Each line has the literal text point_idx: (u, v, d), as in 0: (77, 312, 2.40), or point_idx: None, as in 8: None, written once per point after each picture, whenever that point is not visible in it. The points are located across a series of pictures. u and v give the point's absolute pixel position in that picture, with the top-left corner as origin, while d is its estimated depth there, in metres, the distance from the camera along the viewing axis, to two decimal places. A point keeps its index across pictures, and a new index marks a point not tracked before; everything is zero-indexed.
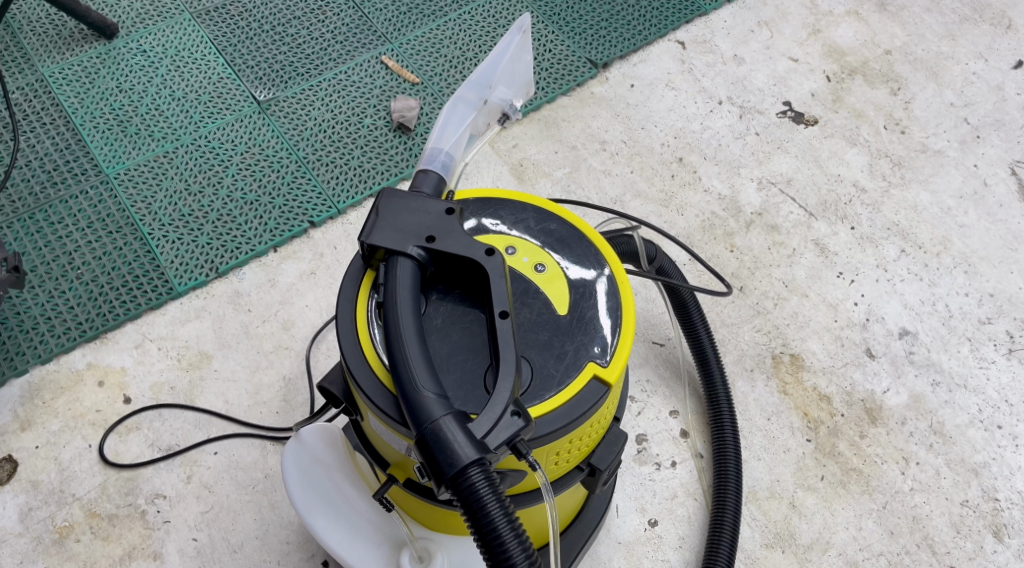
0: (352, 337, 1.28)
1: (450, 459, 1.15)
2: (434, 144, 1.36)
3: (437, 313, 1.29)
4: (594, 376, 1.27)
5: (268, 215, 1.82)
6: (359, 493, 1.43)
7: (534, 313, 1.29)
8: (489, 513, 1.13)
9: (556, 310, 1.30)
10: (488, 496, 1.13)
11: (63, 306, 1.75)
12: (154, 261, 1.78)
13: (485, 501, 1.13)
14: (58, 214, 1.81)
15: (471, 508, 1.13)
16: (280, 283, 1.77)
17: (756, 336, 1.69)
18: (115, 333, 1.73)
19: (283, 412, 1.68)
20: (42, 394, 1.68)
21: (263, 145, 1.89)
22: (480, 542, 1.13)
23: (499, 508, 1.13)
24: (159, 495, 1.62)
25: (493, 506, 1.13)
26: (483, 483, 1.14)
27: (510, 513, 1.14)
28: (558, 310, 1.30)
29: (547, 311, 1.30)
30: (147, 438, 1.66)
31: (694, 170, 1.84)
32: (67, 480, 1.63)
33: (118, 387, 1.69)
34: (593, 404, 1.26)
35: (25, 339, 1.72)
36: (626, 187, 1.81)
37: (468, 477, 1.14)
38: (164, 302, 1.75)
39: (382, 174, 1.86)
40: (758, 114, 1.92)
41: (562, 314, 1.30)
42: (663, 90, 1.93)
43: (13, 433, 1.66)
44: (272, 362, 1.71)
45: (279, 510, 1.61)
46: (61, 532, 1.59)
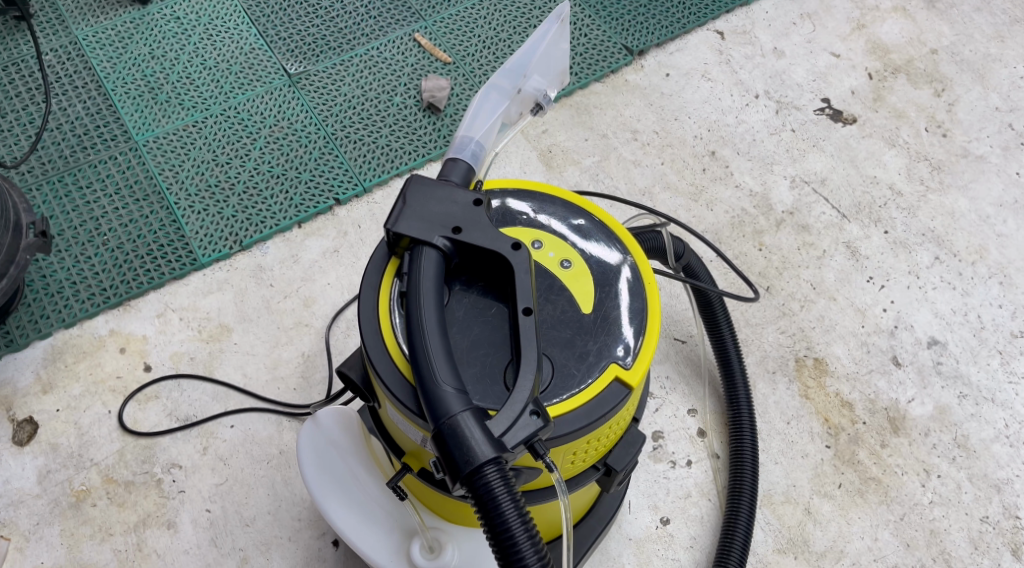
0: (373, 325, 1.28)
1: (467, 457, 1.14)
2: (464, 133, 1.35)
3: (460, 305, 1.27)
4: (616, 378, 1.25)
5: (294, 191, 1.81)
6: (372, 479, 1.47)
7: (556, 310, 1.28)
8: (503, 513, 1.12)
9: (580, 307, 1.28)
10: (503, 495, 1.12)
11: (89, 271, 1.75)
12: (179, 231, 1.78)
13: (499, 500, 1.12)
14: (86, 178, 1.81)
15: (486, 508, 1.12)
16: (303, 260, 1.76)
17: (781, 338, 1.66)
18: (138, 302, 1.74)
19: (300, 389, 1.68)
20: (65, 358, 1.71)
21: (291, 119, 1.87)
22: (493, 542, 1.12)
23: (514, 508, 1.12)
24: (175, 464, 1.64)
25: (510, 510, 1.12)
26: (499, 482, 1.13)
27: (525, 515, 1.12)
28: (582, 308, 1.28)
29: (571, 308, 1.28)
30: (165, 407, 1.68)
31: (726, 165, 1.80)
32: (86, 445, 1.65)
33: (139, 355, 1.71)
34: (614, 406, 1.25)
35: (51, 302, 1.74)
36: (656, 178, 1.78)
37: (484, 475, 1.13)
38: (187, 272, 1.75)
39: (410, 155, 1.84)
40: (796, 109, 1.87)
41: (586, 312, 1.28)
42: (699, 81, 1.88)
43: (35, 395, 1.68)
44: (291, 339, 1.71)
45: (292, 487, 1.63)
46: (78, 496, 1.62)
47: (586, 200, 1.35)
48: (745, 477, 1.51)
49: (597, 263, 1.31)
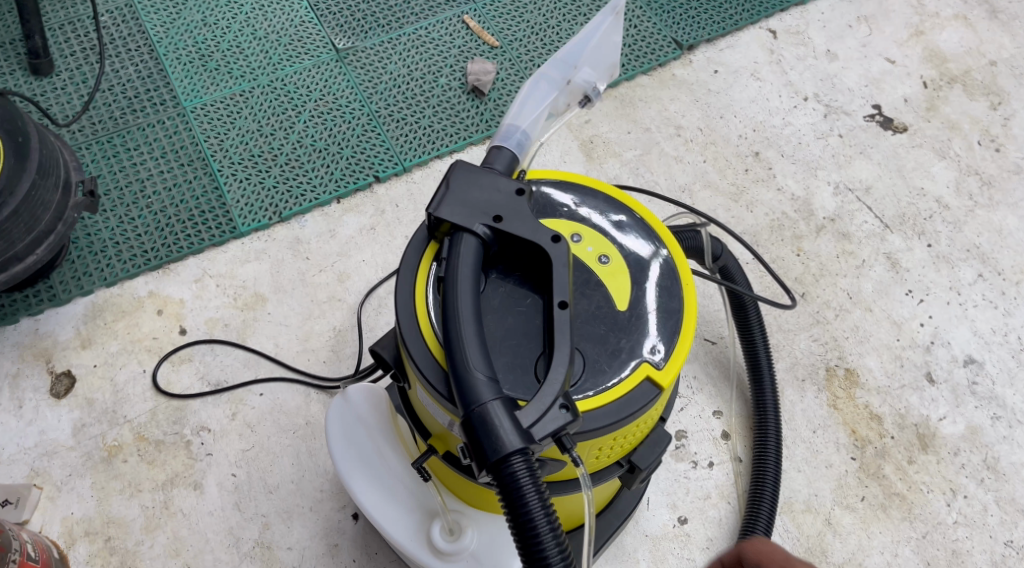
0: (408, 308, 1.28)
1: (495, 446, 1.14)
2: (511, 121, 1.34)
3: (496, 293, 1.27)
4: (648, 377, 1.25)
5: (334, 166, 1.82)
6: (398, 457, 1.49)
7: (591, 304, 1.27)
8: (527, 504, 1.12)
9: (615, 304, 1.27)
10: (528, 486, 1.13)
11: (132, 232, 1.78)
12: (221, 199, 1.80)
13: (524, 491, 1.13)
14: (133, 141, 1.84)
15: (511, 498, 1.13)
16: (340, 235, 1.77)
17: (812, 346, 1.64)
18: (178, 266, 1.76)
19: (329, 361, 1.70)
20: (104, 316, 1.74)
21: (337, 94, 1.88)
22: (516, 532, 1.13)
23: (538, 500, 1.13)
24: (204, 428, 1.67)
25: (535, 502, 1.13)
26: (525, 474, 1.13)
27: (548, 507, 1.13)
28: (618, 305, 1.27)
29: (606, 304, 1.27)
30: (197, 371, 1.71)
31: (769, 167, 1.77)
32: (120, 402, 1.69)
33: (176, 318, 1.74)
34: (643, 405, 1.24)
35: (94, 261, 1.77)
36: (697, 176, 1.75)
37: (510, 465, 1.14)
38: (226, 240, 1.77)
39: (451, 138, 1.84)
40: (845, 115, 1.83)
41: (621, 309, 1.27)
42: (747, 80, 1.85)
43: (74, 350, 1.72)
44: (324, 312, 1.73)
45: (317, 458, 1.66)
46: (110, 451, 1.66)
47: (629, 197, 1.34)
48: (767, 485, 1.50)
49: (635, 260, 1.30)
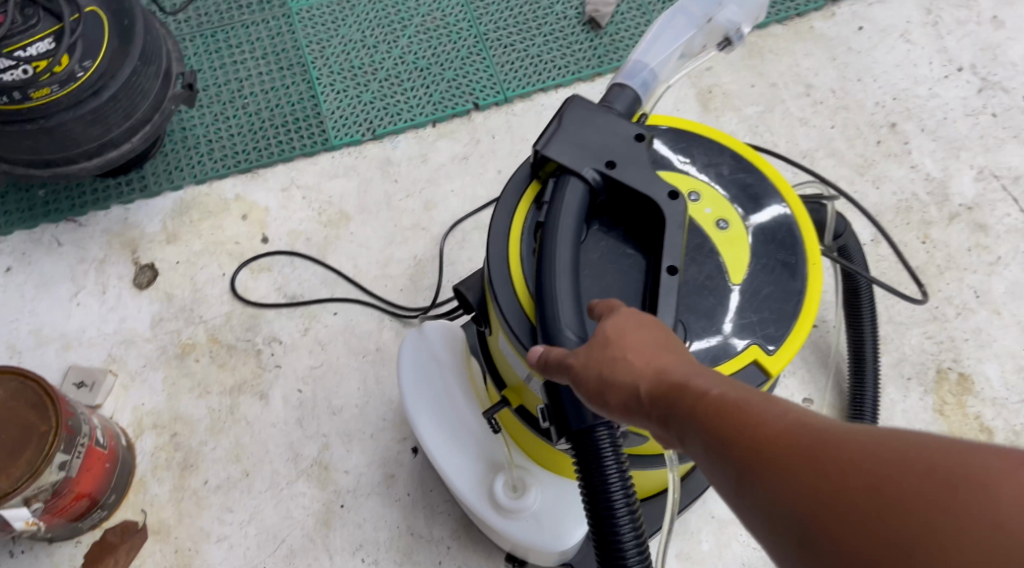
0: (501, 250, 1.22)
1: (580, 413, 1.10)
2: (639, 57, 1.27)
3: (597, 247, 1.21)
4: (755, 361, 1.17)
5: (434, 87, 1.76)
6: (468, 403, 1.44)
7: (702, 275, 1.20)
8: (606, 476, 1.10)
9: (729, 277, 1.20)
10: (609, 458, 1.10)
11: (225, 132, 1.74)
12: (317, 108, 1.74)
13: (604, 462, 1.10)
14: (237, 38, 1.79)
15: (589, 468, 1.10)
16: (431, 161, 1.71)
17: (925, 343, 1.50)
18: (266, 171, 1.72)
19: (407, 291, 1.65)
20: (191, 214, 1.71)
21: (446, 12, 1.81)
22: (589, 501, 1.11)
23: (617, 473, 1.10)
24: (276, 339, 1.64)
25: (614, 474, 1.10)
26: (607, 445, 1.10)
27: (627, 481, 1.10)
28: (731, 278, 1.20)
29: (719, 275, 1.20)
30: (275, 281, 1.67)
31: (905, 141, 1.64)
32: (198, 301, 1.66)
33: (259, 225, 1.69)
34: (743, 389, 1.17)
35: (186, 157, 1.74)
36: (821, 142, 1.63)
37: (593, 434, 1.10)
38: (317, 152, 1.72)
39: (559, 71, 1.77)
40: (1001, 92, 1.67)
41: (734, 283, 1.20)
42: (896, 41, 1.71)
43: (159, 244, 1.69)
44: (407, 240, 1.67)
45: (384, 385, 1.61)
46: (184, 349, 1.64)
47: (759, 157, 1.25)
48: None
49: (757, 229, 1.22)
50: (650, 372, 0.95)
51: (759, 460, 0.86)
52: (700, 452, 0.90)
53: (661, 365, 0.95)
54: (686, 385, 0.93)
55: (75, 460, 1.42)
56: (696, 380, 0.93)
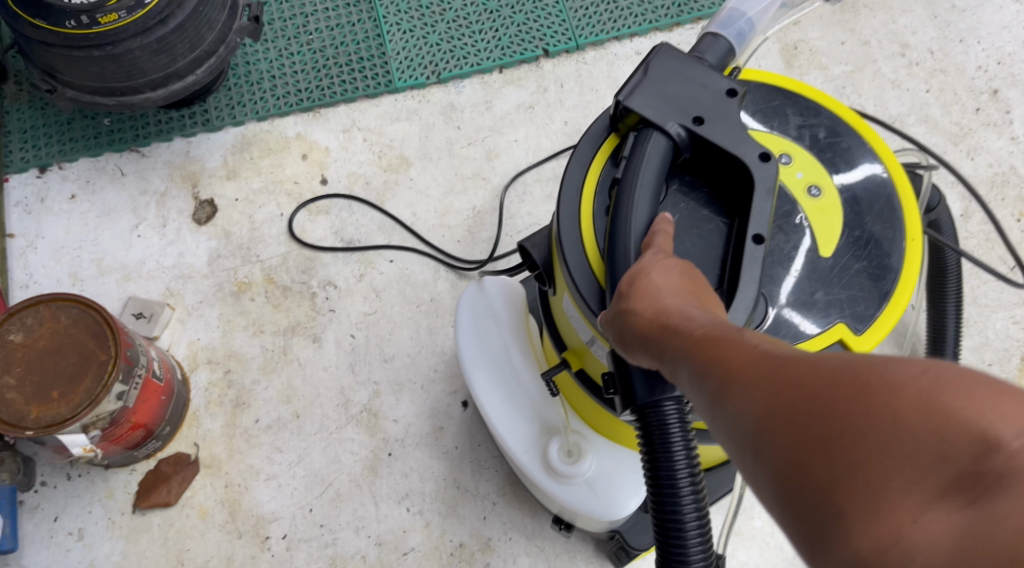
0: (572, 207, 1.17)
1: (649, 385, 1.06)
2: (735, 6, 1.21)
3: (676, 211, 1.16)
4: (840, 340, 1.13)
5: (503, 31, 1.69)
6: (525, 361, 1.40)
7: (791, 246, 1.15)
8: (670, 452, 1.05)
9: (818, 249, 1.15)
10: (675, 433, 1.05)
11: (289, 69, 1.70)
12: (382, 48, 1.69)
13: (670, 436, 1.05)
14: None
15: (653, 442, 1.06)
16: (495, 109, 1.66)
17: (1011, 328, 1.43)
18: (328, 111, 1.68)
19: (464, 243, 1.61)
20: (251, 150, 1.68)
21: None
22: (650, 477, 1.06)
23: (683, 449, 1.05)
24: (331, 283, 1.61)
25: (679, 450, 1.05)
26: (674, 419, 1.05)
27: (693, 460, 1.05)
28: (820, 250, 1.15)
29: (807, 247, 1.15)
30: (333, 224, 1.64)
31: (1007, 110, 1.54)
32: (255, 240, 1.64)
33: (319, 166, 1.66)
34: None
35: (249, 91, 1.70)
36: (913, 107, 1.54)
37: (660, 407, 1.06)
38: (380, 94, 1.67)
39: (635, 19, 1.70)
40: None
41: (824, 256, 1.15)
42: (1005, 2, 1.61)
43: (219, 179, 1.67)
44: (466, 189, 1.63)
45: (436, 337, 1.58)
46: (239, 287, 1.62)
47: (857, 121, 1.20)
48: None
49: (849, 199, 1.18)
50: (651, 311, 1.00)
51: (729, 381, 0.89)
52: (686, 384, 0.94)
53: (661, 304, 1.00)
54: (679, 323, 0.97)
55: (131, 392, 1.40)
56: (687, 317, 0.97)
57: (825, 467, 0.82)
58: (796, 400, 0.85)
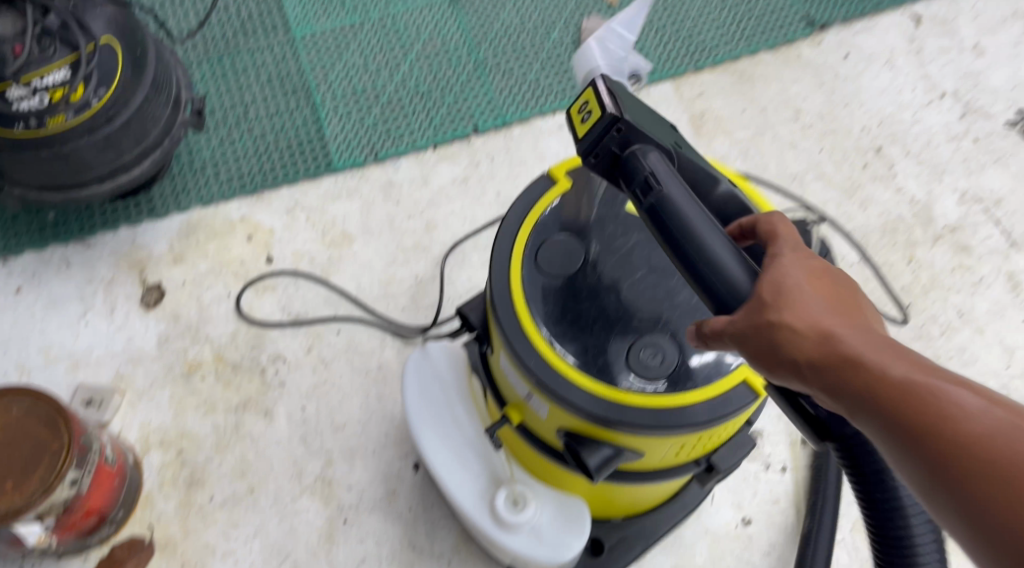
0: (503, 274, 1.28)
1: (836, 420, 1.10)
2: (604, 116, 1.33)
3: (594, 273, 1.29)
4: (744, 381, 1.24)
5: (435, 112, 1.81)
6: (469, 418, 1.47)
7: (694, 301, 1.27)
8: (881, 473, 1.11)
9: None
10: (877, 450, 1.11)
11: (231, 156, 1.79)
12: (320, 132, 1.79)
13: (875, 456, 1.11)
14: (242, 63, 1.83)
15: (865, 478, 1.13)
16: (432, 184, 1.76)
17: None
18: (271, 194, 1.76)
19: (408, 310, 1.69)
20: (197, 235, 1.75)
21: (446, 38, 1.86)
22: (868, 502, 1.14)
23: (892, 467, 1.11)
24: (280, 358, 1.68)
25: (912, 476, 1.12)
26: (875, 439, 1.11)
27: None
28: None
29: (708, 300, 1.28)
30: (280, 300, 1.71)
31: (891, 164, 1.69)
32: (204, 320, 1.70)
33: (264, 246, 1.74)
34: (735, 408, 1.23)
35: (193, 178, 1.78)
36: (810, 164, 1.69)
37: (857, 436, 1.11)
38: (320, 175, 1.76)
39: (556, 96, 1.83)
40: (983, 117, 1.74)
41: None
42: (881, 69, 1.77)
43: (166, 264, 1.74)
44: (408, 260, 1.72)
45: (385, 403, 1.65)
46: (190, 367, 1.67)
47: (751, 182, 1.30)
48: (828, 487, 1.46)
49: None
50: (817, 335, 1.00)
51: (921, 417, 0.93)
52: (851, 407, 0.97)
53: (822, 323, 1.00)
54: (854, 352, 0.98)
55: (87, 476, 1.44)
56: (858, 342, 0.98)
57: (981, 493, 0.89)
58: (956, 433, 0.91)
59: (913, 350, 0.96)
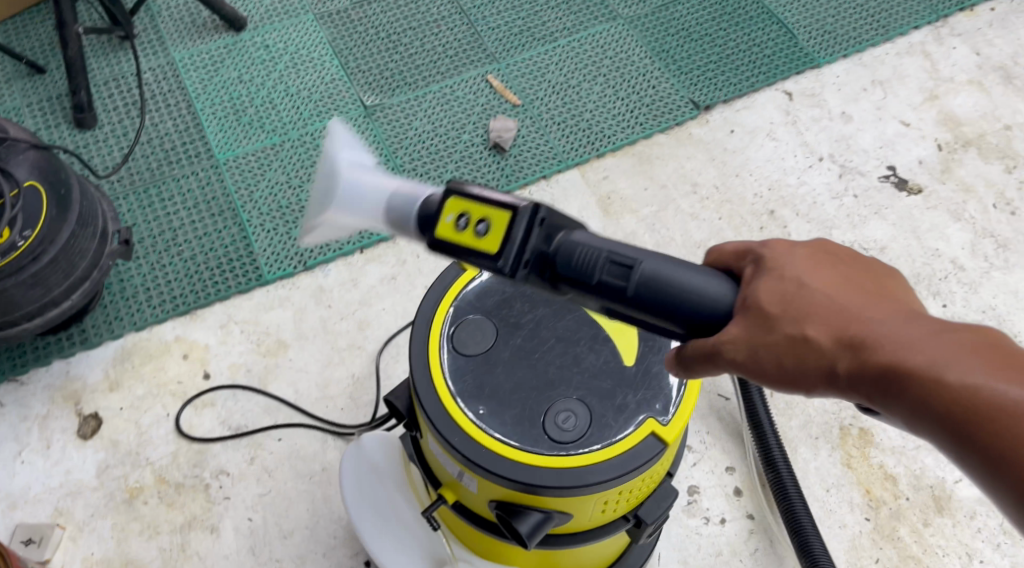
0: (422, 358, 1.30)
1: None
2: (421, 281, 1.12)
3: (507, 346, 1.30)
4: (652, 432, 1.26)
5: None
6: (408, 505, 1.49)
7: (598, 362, 1.30)
8: None
9: (623, 360, 1.30)
10: None
11: (162, 279, 1.84)
12: (249, 248, 1.86)
13: None
14: (168, 192, 1.91)
15: None
16: (362, 284, 1.83)
17: (826, 404, 1.67)
18: (204, 311, 1.82)
19: (347, 409, 1.74)
20: (132, 359, 1.78)
21: (363, 149, 1.93)
22: None
23: None
24: (223, 472, 1.70)
25: None
26: None
27: None
28: (626, 360, 1.30)
29: (614, 360, 1.30)
30: (219, 415, 1.74)
31: (783, 225, 1.85)
32: (143, 444, 1.72)
33: (200, 362, 1.78)
34: (647, 460, 1.25)
35: (125, 305, 1.82)
36: (712, 232, 1.83)
37: None
38: (252, 287, 1.83)
39: None
40: (859, 175, 1.90)
41: (629, 365, 1.30)
42: (763, 140, 1.94)
43: (102, 392, 1.76)
44: (343, 360, 1.78)
45: (332, 503, 1.67)
46: (131, 493, 1.68)
47: None
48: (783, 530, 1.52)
49: None
50: (835, 337, 1.01)
51: (941, 401, 0.97)
52: (902, 412, 0.99)
53: (846, 326, 1.01)
54: (896, 355, 0.99)
55: None
56: (892, 341, 0.99)
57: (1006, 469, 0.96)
58: (999, 404, 0.96)
59: (928, 327, 0.99)
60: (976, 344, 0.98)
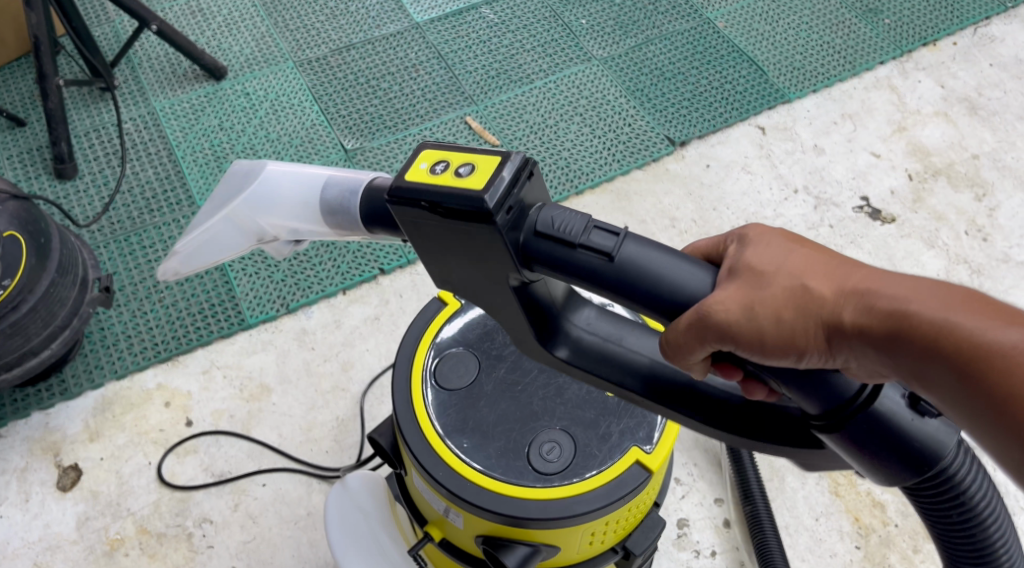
0: (405, 394, 1.29)
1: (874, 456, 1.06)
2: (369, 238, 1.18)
3: (490, 379, 1.29)
4: (637, 461, 1.25)
5: (340, 259, 1.91)
6: (393, 544, 1.47)
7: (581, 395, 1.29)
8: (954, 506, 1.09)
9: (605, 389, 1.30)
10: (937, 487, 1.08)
11: (144, 327, 1.84)
12: (231, 293, 1.87)
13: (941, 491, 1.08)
14: (150, 240, 1.91)
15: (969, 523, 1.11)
16: (345, 325, 1.84)
17: None
18: (186, 357, 1.81)
19: (332, 452, 1.73)
20: (113, 409, 1.77)
21: None
22: None
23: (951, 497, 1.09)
24: (206, 520, 1.68)
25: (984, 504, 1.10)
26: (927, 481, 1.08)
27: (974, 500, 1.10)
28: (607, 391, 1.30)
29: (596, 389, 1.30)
30: (202, 462, 1.72)
31: None
32: (124, 495, 1.69)
33: (182, 409, 1.77)
34: (633, 488, 1.25)
35: (106, 354, 1.81)
36: None
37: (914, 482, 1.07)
38: (234, 332, 1.83)
39: None
40: (834, 206, 1.94)
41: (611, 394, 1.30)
42: (739, 174, 1.98)
43: (82, 443, 1.74)
44: (328, 403, 1.77)
45: (317, 548, 1.65)
46: (112, 545, 1.66)
47: None
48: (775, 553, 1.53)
49: None
50: (829, 290, 1.01)
51: (945, 342, 0.97)
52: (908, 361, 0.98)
53: (845, 280, 1.01)
54: (896, 303, 0.99)
55: None
56: (892, 290, 0.99)
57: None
58: (1005, 349, 0.95)
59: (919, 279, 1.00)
60: (973, 297, 0.98)
